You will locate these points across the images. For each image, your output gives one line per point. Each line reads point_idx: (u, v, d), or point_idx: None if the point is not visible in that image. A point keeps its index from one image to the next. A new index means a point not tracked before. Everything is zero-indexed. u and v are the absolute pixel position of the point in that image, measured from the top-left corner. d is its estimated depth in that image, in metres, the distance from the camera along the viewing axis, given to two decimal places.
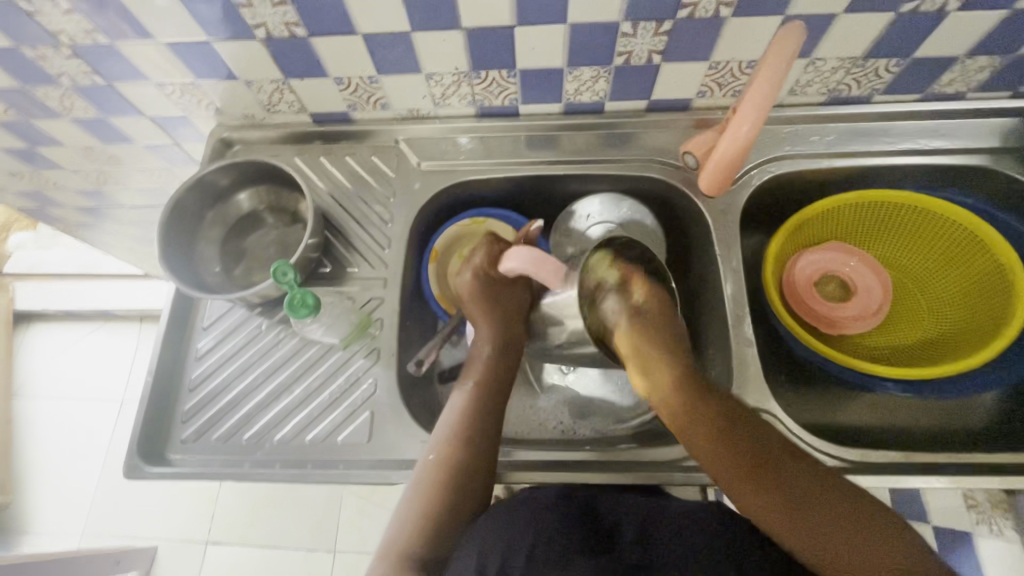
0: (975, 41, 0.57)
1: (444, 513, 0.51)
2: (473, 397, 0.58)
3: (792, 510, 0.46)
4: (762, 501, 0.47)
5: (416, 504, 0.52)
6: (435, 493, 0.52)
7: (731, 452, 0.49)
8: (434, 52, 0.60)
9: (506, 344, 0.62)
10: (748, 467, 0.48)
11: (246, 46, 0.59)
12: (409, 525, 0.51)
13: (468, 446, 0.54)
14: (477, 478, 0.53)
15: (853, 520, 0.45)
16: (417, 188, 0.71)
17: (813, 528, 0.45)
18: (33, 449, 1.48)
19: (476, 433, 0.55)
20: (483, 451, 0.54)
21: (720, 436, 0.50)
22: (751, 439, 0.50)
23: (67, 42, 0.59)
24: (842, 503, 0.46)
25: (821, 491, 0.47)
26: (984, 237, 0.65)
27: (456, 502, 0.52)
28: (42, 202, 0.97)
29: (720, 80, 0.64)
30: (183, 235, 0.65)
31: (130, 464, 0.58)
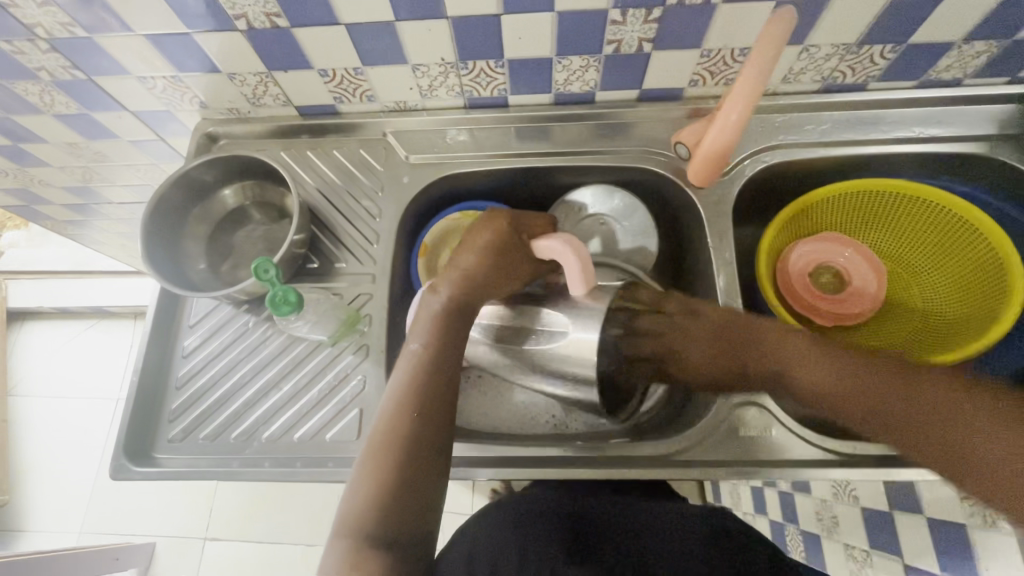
0: (972, 25, 0.56)
1: (396, 484, 0.45)
2: (421, 358, 0.51)
3: (888, 407, 0.45)
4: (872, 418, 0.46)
5: (368, 477, 0.46)
6: (385, 462, 0.46)
7: (814, 373, 0.49)
8: (419, 42, 0.59)
9: (464, 298, 0.54)
10: (831, 386, 0.47)
11: (228, 37, 0.58)
12: (362, 498, 0.45)
13: (418, 413, 0.49)
14: (430, 446, 0.48)
15: (949, 399, 0.42)
16: (406, 181, 0.70)
17: (913, 424, 0.43)
18: (29, 448, 1.48)
19: (424, 399, 0.49)
20: (432, 421, 0.49)
21: (799, 353, 0.50)
22: (829, 357, 0.49)
23: (44, 35, 0.58)
24: (905, 388, 0.44)
25: (901, 382, 0.44)
26: (974, 219, 0.63)
27: (407, 471, 0.46)
28: (29, 200, 0.95)
29: (712, 69, 0.63)
30: (168, 231, 0.64)
31: (116, 465, 0.58)
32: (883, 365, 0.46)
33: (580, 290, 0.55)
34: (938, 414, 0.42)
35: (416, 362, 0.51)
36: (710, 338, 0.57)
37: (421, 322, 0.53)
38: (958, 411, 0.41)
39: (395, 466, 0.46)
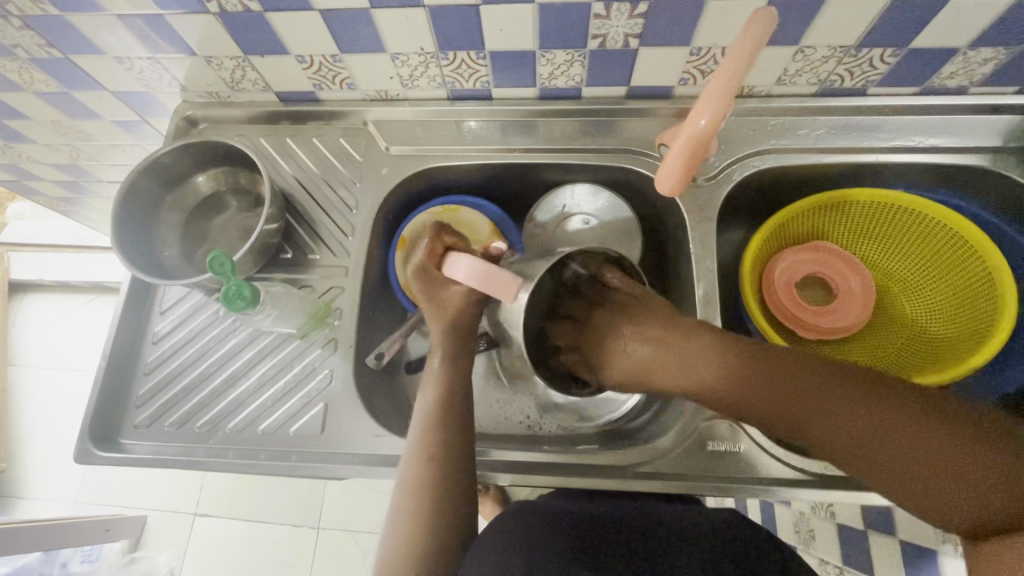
0: (979, 31, 0.53)
1: (427, 533, 0.50)
2: (432, 408, 0.55)
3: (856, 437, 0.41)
4: (813, 429, 0.43)
5: (402, 534, 0.51)
6: (410, 521, 0.51)
7: (716, 368, 0.47)
8: (397, 31, 0.57)
9: (456, 350, 0.60)
10: (743, 387, 0.46)
11: (202, 19, 0.57)
12: (400, 551, 0.50)
13: (436, 461, 0.52)
14: (458, 483, 0.52)
15: (858, 387, 0.42)
16: (384, 173, 0.69)
17: (890, 450, 0.39)
18: (27, 417, 1.50)
19: (438, 447, 0.52)
20: (454, 466, 0.52)
21: (698, 358, 0.48)
22: (754, 363, 0.46)
23: (17, 12, 0.57)
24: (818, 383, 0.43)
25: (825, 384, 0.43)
26: (971, 238, 0.61)
27: (439, 516, 0.51)
28: (20, 176, 0.95)
29: (702, 68, 0.60)
30: (141, 216, 0.63)
31: (81, 448, 0.58)
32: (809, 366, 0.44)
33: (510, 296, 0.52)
34: (917, 426, 0.39)
35: (431, 412, 0.55)
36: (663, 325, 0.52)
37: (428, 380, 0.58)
38: (917, 413, 0.39)
39: (426, 515, 0.50)
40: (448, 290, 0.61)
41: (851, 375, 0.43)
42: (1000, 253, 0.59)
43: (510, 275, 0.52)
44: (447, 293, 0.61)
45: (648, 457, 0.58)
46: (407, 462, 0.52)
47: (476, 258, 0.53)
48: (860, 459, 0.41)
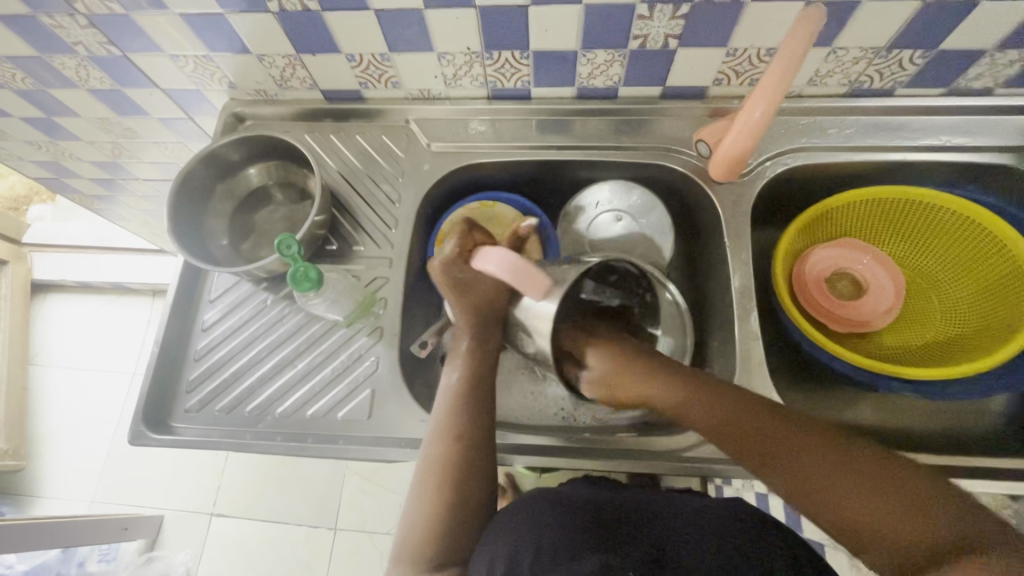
0: (1006, 33, 0.55)
1: (453, 508, 0.49)
2: (461, 389, 0.55)
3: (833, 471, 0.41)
4: (802, 487, 0.42)
5: (424, 505, 0.50)
6: (433, 495, 0.50)
7: (716, 416, 0.48)
8: (446, 31, 0.60)
9: (485, 336, 0.58)
10: (734, 429, 0.47)
11: (260, 19, 0.59)
12: (422, 526, 0.49)
13: (465, 439, 0.52)
14: (484, 462, 0.52)
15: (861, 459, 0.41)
16: (426, 169, 0.71)
17: (870, 512, 0.39)
18: (46, 416, 1.52)
19: (465, 425, 0.52)
20: (479, 446, 0.52)
21: (708, 404, 0.48)
22: (762, 416, 0.46)
23: (83, 11, 0.59)
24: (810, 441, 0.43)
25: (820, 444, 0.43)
26: (1001, 236, 0.63)
27: (463, 493, 0.50)
28: (59, 173, 0.98)
29: (737, 68, 0.63)
30: (192, 207, 0.66)
31: (135, 431, 0.60)
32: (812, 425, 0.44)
33: (540, 296, 0.52)
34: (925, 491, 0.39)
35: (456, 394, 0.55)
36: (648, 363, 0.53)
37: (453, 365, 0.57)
38: (915, 484, 0.39)
39: (452, 491, 0.50)
40: (482, 283, 0.59)
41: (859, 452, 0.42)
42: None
43: (542, 274, 0.52)
44: (480, 286, 0.59)
45: (686, 442, 0.60)
46: (432, 440, 0.52)
47: (505, 252, 0.52)
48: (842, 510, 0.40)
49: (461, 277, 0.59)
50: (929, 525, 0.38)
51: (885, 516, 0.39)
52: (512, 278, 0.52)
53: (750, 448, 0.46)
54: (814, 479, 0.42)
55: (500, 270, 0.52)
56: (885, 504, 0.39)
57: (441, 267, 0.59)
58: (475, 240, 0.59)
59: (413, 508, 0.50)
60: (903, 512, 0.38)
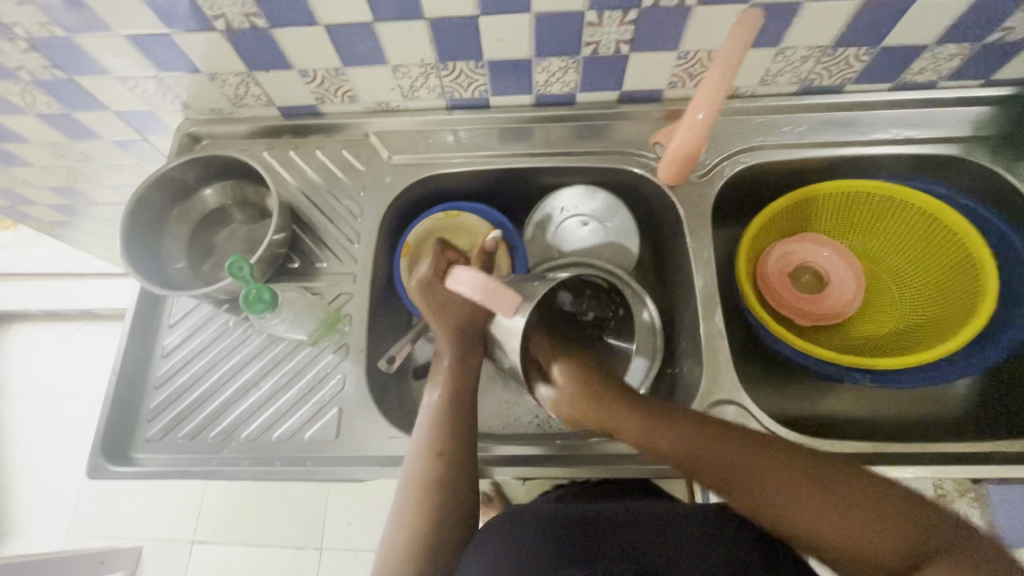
0: (945, 28, 0.57)
1: (437, 528, 0.49)
2: (444, 409, 0.54)
3: (819, 530, 0.42)
4: (737, 489, 0.46)
5: (407, 525, 0.49)
6: (416, 515, 0.49)
7: (654, 437, 0.49)
8: (399, 44, 0.59)
9: (467, 350, 0.58)
10: (677, 452, 0.48)
11: (208, 37, 0.58)
12: (399, 548, 0.49)
13: (445, 459, 0.51)
14: (464, 482, 0.51)
15: (800, 473, 0.44)
16: (387, 182, 0.71)
17: (806, 511, 0.42)
18: (16, 450, 1.47)
19: (447, 446, 0.52)
20: (463, 467, 0.51)
21: (648, 427, 0.50)
22: (682, 426, 0.49)
23: (24, 35, 0.58)
24: (754, 458, 0.46)
25: (765, 459, 0.46)
26: (951, 223, 0.64)
27: (444, 515, 0.50)
28: (14, 201, 0.95)
29: (690, 71, 0.63)
30: (147, 232, 0.64)
31: (93, 464, 0.58)
32: (762, 445, 0.47)
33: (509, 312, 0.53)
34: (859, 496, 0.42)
35: (438, 414, 0.54)
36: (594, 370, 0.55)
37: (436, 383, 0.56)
38: (835, 477, 0.43)
39: (432, 514, 0.49)
40: (456, 305, 0.59)
41: (793, 465, 0.45)
42: (979, 235, 0.63)
43: (512, 291, 0.53)
44: (455, 306, 0.59)
45: None
46: (414, 461, 0.51)
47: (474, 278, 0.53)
48: (774, 514, 0.44)
49: (433, 297, 0.59)
50: (870, 527, 0.41)
51: (829, 520, 0.42)
52: (485, 298, 0.53)
53: (703, 466, 0.47)
54: (767, 501, 0.44)
55: (471, 288, 0.53)
56: (820, 515, 0.42)
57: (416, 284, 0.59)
58: (448, 260, 0.60)
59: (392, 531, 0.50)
60: (828, 516, 0.42)
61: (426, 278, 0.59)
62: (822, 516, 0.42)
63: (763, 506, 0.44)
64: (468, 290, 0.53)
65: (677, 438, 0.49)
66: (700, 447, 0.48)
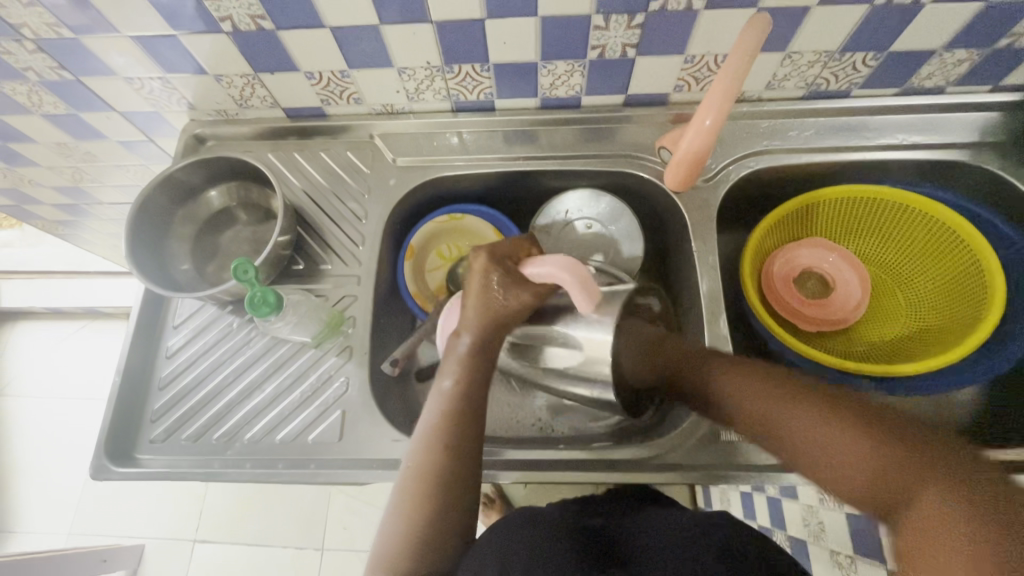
0: (953, 33, 0.56)
1: (428, 529, 0.46)
2: (454, 398, 0.51)
3: (801, 448, 0.41)
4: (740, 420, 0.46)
5: (398, 518, 0.47)
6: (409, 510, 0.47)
7: (693, 376, 0.51)
8: (405, 47, 0.59)
9: (488, 337, 0.54)
10: (700, 391, 0.50)
11: (215, 39, 0.58)
12: (395, 537, 0.46)
13: (453, 451, 0.49)
14: (467, 474, 0.49)
15: (804, 401, 0.42)
16: (392, 184, 0.71)
17: (796, 435, 0.41)
18: (20, 448, 1.47)
19: (457, 438, 0.49)
20: (466, 457, 0.49)
21: (695, 367, 0.51)
22: (713, 366, 0.50)
23: (31, 36, 0.58)
24: (766, 390, 0.45)
25: (775, 388, 0.44)
26: (956, 227, 0.64)
27: (445, 508, 0.47)
28: (19, 200, 0.95)
29: (696, 75, 0.63)
30: (152, 233, 0.64)
31: (97, 465, 0.58)
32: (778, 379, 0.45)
33: (589, 306, 0.49)
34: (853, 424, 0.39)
35: (448, 404, 0.51)
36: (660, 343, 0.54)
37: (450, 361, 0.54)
38: (840, 409, 0.40)
39: (433, 506, 0.47)
40: (522, 290, 0.54)
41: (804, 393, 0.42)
42: (985, 240, 0.62)
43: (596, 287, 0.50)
44: (518, 291, 0.54)
45: (664, 450, 0.59)
46: (418, 449, 0.49)
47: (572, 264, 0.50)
48: (776, 436, 0.43)
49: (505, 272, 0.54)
50: (851, 449, 0.38)
51: (814, 440, 0.40)
52: (570, 280, 0.49)
53: (717, 401, 0.48)
54: (762, 422, 0.44)
55: (562, 271, 0.50)
56: (807, 438, 0.40)
57: (484, 255, 0.55)
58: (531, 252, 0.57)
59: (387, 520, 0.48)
60: (821, 439, 0.40)
61: (488, 257, 0.54)
62: (811, 437, 0.40)
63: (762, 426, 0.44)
64: (557, 271, 0.50)
65: (718, 385, 0.49)
66: (725, 383, 0.48)
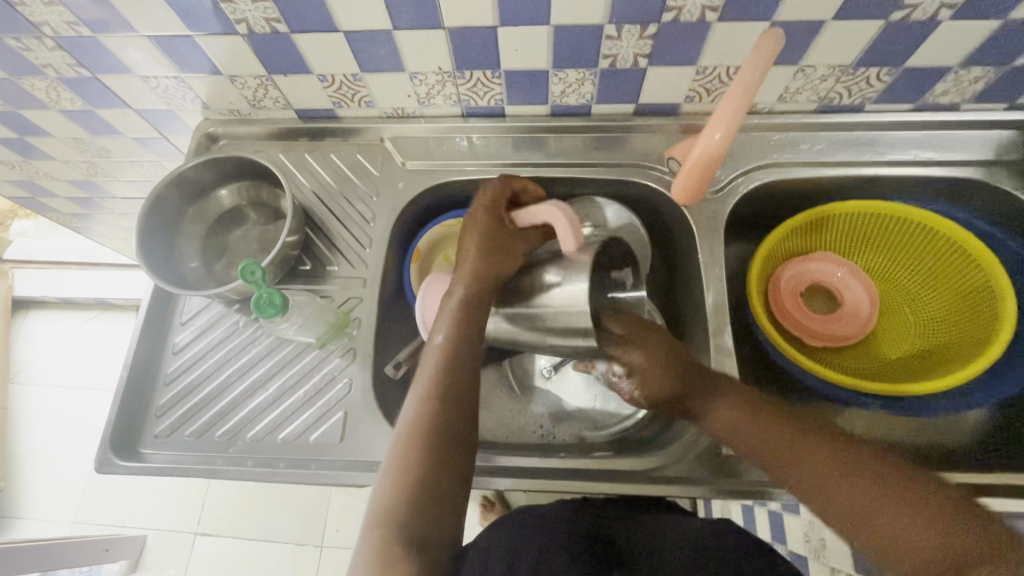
0: (970, 51, 0.56)
1: (429, 479, 0.45)
2: (448, 352, 0.52)
3: (856, 510, 0.42)
4: (781, 466, 0.46)
5: (397, 476, 0.45)
6: (409, 468, 0.45)
7: (733, 418, 0.50)
8: (417, 52, 0.60)
9: (479, 292, 0.56)
10: (753, 443, 0.48)
11: (230, 40, 0.59)
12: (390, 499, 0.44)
13: (443, 402, 0.48)
14: (460, 437, 0.48)
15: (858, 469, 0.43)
16: (400, 187, 0.71)
17: (852, 499, 0.42)
18: (28, 436, 1.49)
19: (447, 391, 0.49)
20: (457, 414, 0.49)
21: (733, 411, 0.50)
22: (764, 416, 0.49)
23: (51, 34, 0.59)
24: (822, 450, 0.45)
25: (828, 452, 0.45)
26: (962, 242, 0.63)
27: (438, 465, 0.46)
28: (35, 192, 0.97)
29: (708, 86, 0.63)
30: (162, 230, 0.65)
31: (102, 458, 0.58)
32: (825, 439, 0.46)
33: (571, 248, 0.56)
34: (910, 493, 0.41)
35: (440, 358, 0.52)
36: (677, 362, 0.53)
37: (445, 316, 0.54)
38: (891, 473, 0.42)
39: (426, 463, 0.46)
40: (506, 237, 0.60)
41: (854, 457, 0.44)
42: (991, 254, 0.62)
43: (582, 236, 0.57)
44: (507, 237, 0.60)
45: (665, 462, 0.58)
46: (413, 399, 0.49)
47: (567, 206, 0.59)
48: (820, 492, 0.44)
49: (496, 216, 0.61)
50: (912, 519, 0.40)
51: (868, 507, 0.41)
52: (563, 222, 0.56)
53: (762, 447, 0.48)
54: (812, 478, 0.44)
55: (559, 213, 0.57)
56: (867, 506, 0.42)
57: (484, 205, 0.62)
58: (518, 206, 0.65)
59: (383, 484, 0.45)
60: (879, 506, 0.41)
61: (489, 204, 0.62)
62: (868, 504, 0.42)
63: (818, 487, 0.44)
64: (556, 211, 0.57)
65: (729, 414, 0.50)
66: (762, 424, 0.49)
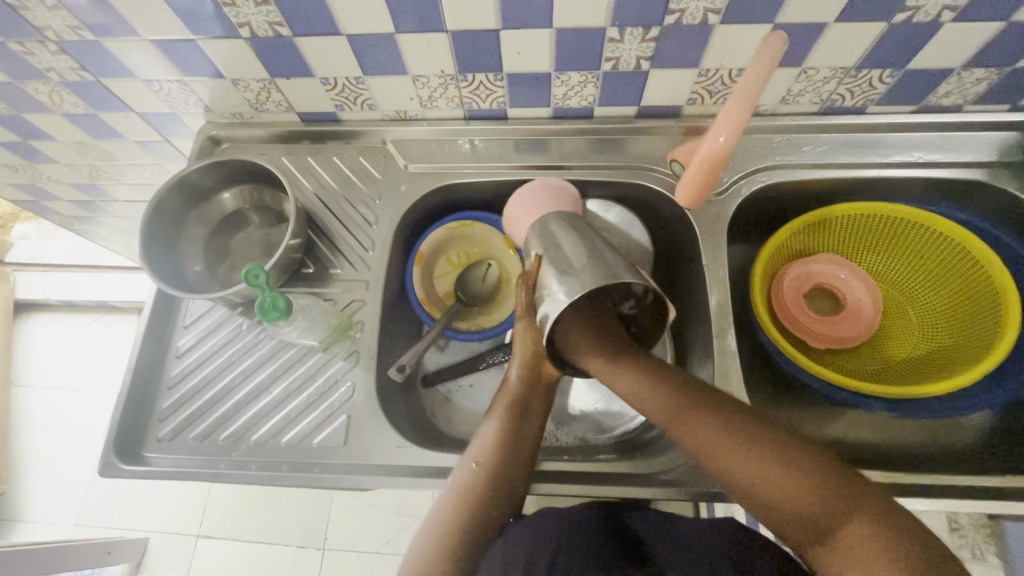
0: (973, 53, 0.56)
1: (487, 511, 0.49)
2: (515, 395, 0.55)
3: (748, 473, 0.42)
4: (669, 417, 0.47)
5: (463, 501, 0.50)
6: (470, 497, 0.50)
7: (631, 382, 0.50)
8: (419, 55, 0.60)
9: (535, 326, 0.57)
10: (647, 399, 0.49)
11: (232, 44, 0.59)
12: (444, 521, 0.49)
13: (513, 445, 0.52)
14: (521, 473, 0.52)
15: (763, 441, 0.42)
16: (403, 190, 0.71)
17: (738, 460, 0.42)
18: (29, 439, 1.49)
19: (518, 433, 0.53)
20: (525, 451, 0.52)
21: (636, 378, 0.50)
22: (679, 384, 0.48)
23: (54, 38, 0.59)
24: (731, 416, 0.44)
25: (738, 423, 0.44)
26: (960, 239, 0.64)
27: (498, 499, 0.50)
28: (37, 196, 0.97)
29: (710, 88, 0.63)
30: (165, 234, 0.65)
31: (106, 462, 0.59)
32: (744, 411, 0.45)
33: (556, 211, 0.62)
34: (817, 474, 0.40)
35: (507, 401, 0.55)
36: (600, 333, 0.54)
37: (516, 355, 0.57)
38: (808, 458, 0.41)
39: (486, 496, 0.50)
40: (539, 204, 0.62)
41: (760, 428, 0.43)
42: (988, 249, 0.62)
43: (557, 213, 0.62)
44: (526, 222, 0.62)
45: (669, 465, 0.58)
46: (480, 441, 0.53)
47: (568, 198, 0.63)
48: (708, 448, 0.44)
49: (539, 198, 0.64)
50: (799, 487, 0.39)
51: (765, 472, 0.41)
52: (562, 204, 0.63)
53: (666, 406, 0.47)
54: (705, 433, 0.44)
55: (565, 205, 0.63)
56: (763, 470, 0.41)
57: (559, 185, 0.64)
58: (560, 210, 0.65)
59: (442, 503, 0.50)
60: (774, 470, 0.41)
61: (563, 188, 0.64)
62: (769, 467, 0.41)
63: (709, 442, 0.44)
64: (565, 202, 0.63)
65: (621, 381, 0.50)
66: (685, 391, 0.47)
